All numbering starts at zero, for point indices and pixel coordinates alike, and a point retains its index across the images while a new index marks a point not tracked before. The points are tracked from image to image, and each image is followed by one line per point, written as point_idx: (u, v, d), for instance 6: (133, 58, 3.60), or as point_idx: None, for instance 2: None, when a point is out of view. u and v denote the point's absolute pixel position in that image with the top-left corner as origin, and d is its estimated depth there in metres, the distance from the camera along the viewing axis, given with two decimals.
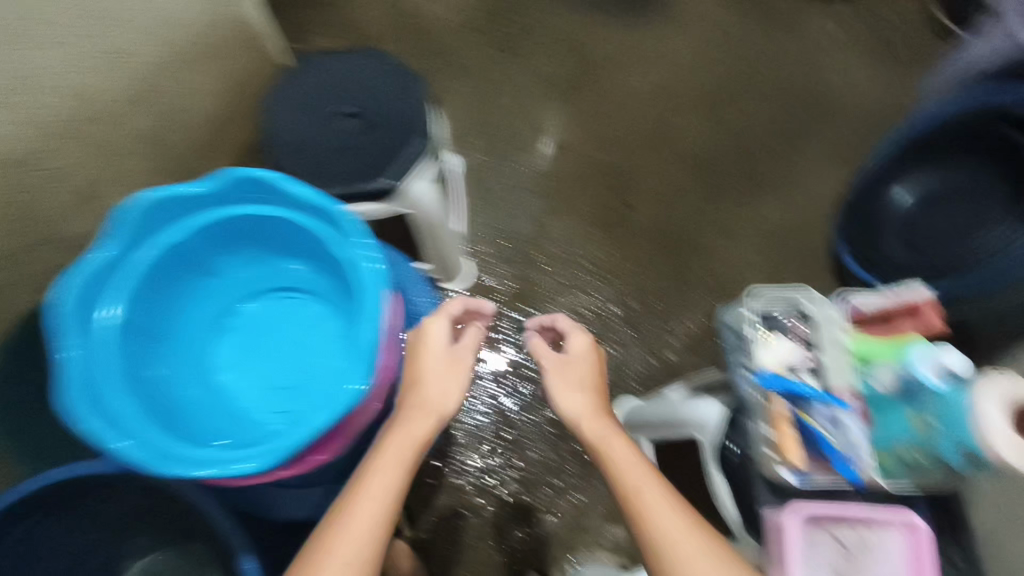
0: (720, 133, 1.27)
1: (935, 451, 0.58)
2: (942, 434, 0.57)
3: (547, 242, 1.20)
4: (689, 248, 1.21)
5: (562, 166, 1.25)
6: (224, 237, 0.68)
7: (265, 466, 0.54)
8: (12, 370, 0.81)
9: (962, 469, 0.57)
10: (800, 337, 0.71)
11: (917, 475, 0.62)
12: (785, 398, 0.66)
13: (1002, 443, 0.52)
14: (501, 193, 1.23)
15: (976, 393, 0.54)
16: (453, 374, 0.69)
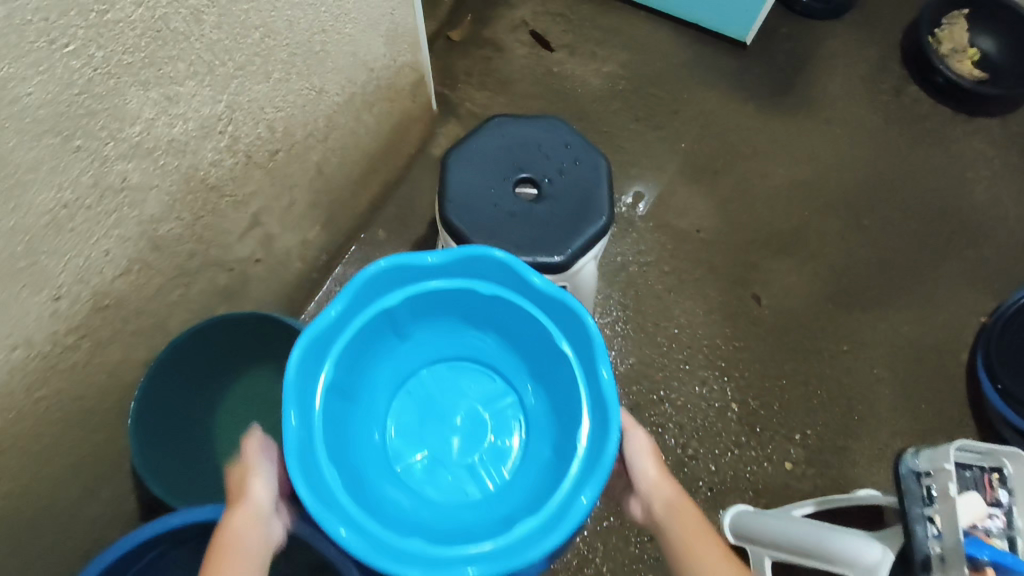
0: (859, 241, 1.24)
1: None
2: None
3: (669, 323, 1.17)
4: (817, 353, 1.16)
5: (694, 251, 1.22)
6: (429, 307, 0.71)
7: (491, 573, 0.56)
8: (159, 387, 0.81)
9: None
10: (991, 494, 0.68)
11: None
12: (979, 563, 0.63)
13: None
14: (628, 266, 1.20)
15: None
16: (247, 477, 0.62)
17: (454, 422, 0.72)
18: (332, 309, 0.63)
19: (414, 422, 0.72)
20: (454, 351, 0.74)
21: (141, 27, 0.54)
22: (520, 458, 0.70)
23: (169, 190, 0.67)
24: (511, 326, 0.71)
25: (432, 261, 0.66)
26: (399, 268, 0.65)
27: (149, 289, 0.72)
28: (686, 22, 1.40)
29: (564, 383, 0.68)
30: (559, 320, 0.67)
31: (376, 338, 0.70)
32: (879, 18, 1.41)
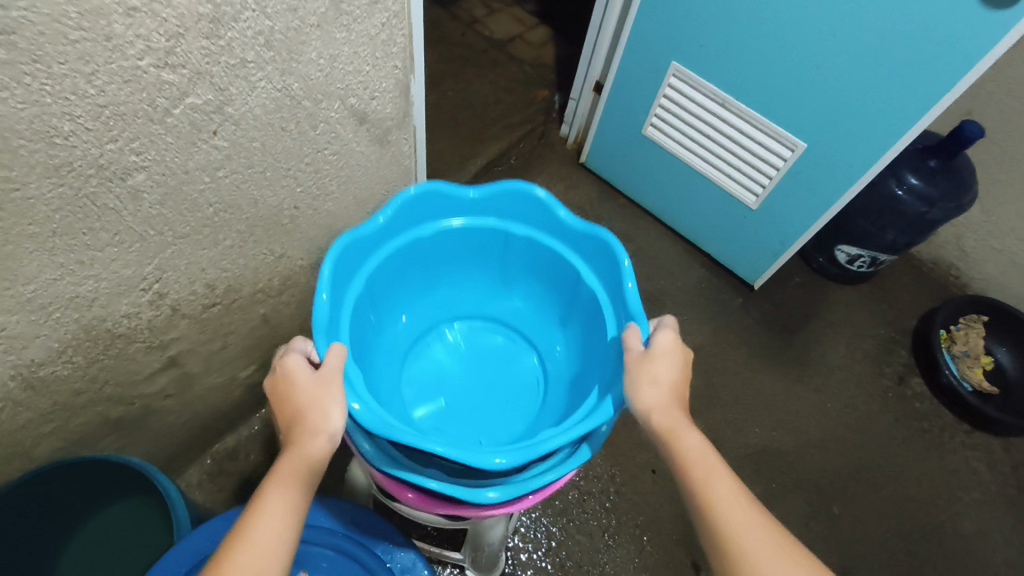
0: (823, 533, 1.12)
1: None
2: None
3: (594, 569, 1.03)
4: None
5: (642, 494, 1.09)
6: (456, 251, 0.84)
7: (518, 457, 0.55)
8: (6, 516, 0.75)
9: None
10: None
11: None
12: None
13: None
14: (571, 493, 1.08)
15: None
16: (323, 399, 0.56)
17: (478, 370, 0.84)
18: (378, 218, 0.73)
19: (451, 364, 0.84)
20: (485, 306, 0.88)
21: (58, 204, 0.52)
22: (563, 345, 0.83)
23: (62, 338, 0.63)
24: (536, 280, 0.85)
25: (473, 194, 0.78)
26: (442, 191, 0.76)
27: (16, 421, 0.68)
28: (698, 247, 1.38)
29: (583, 307, 0.79)
30: (583, 244, 0.77)
31: (399, 278, 0.82)
32: (895, 296, 1.37)
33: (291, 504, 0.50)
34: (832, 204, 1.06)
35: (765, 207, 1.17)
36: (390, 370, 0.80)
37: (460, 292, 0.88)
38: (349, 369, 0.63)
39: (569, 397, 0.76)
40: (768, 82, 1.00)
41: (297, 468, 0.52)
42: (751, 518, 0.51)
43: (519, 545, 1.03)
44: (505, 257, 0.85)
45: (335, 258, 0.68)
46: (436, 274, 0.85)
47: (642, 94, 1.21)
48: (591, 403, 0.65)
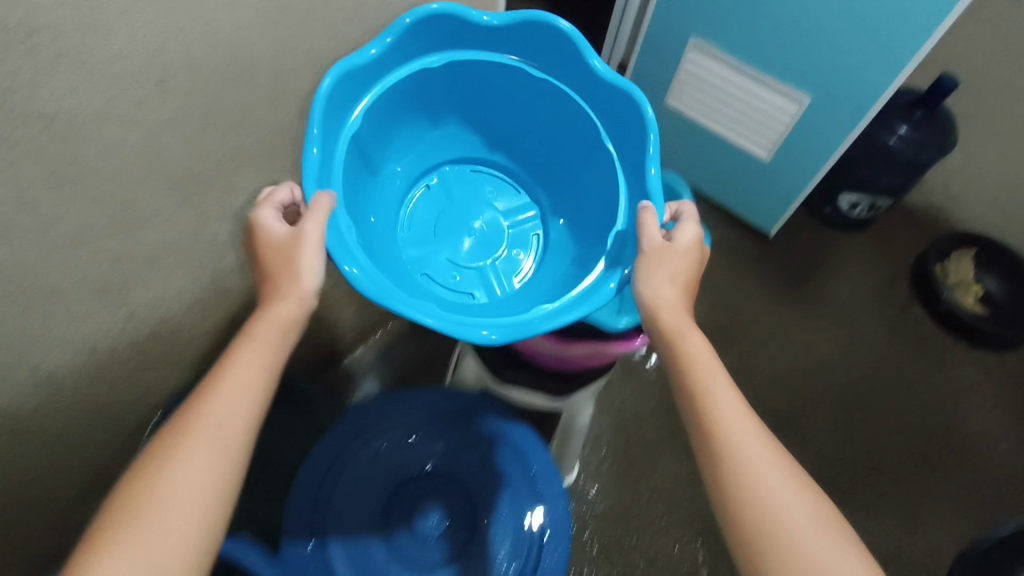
0: (846, 439, 1.29)
1: None
2: None
3: (652, 473, 1.22)
4: None
5: None
6: (447, 86, 0.78)
7: (509, 336, 0.62)
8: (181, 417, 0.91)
9: None
10: None
11: None
12: None
13: None
14: (626, 412, 1.27)
15: None
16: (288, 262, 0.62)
17: (473, 223, 0.84)
18: (369, 50, 0.68)
19: (446, 216, 0.84)
20: (484, 152, 0.86)
21: (269, 130, 0.70)
22: (562, 207, 0.84)
23: (245, 251, 0.80)
24: (537, 132, 0.82)
25: (490, 20, 0.71)
26: (459, 17, 0.71)
27: (201, 326, 0.85)
28: (717, 203, 1.56)
29: (588, 166, 0.80)
30: (599, 105, 0.75)
31: (396, 109, 0.77)
32: (894, 238, 1.55)
33: (259, 362, 0.59)
34: (836, 149, 1.24)
35: (777, 158, 1.34)
36: (386, 211, 0.79)
37: (456, 130, 0.84)
38: (345, 231, 0.64)
39: (568, 262, 0.79)
40: (780, 47, 1.15)
41: (263, 331, 0.61)
42: (736, 419, 0.60)
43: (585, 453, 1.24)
44: (507, 104, 0.81)
45: (334, 83, 0.65)
46: (435, 107, 0.81)
47: (663, 66, 1.36)
48: (595, 278, 0.71)
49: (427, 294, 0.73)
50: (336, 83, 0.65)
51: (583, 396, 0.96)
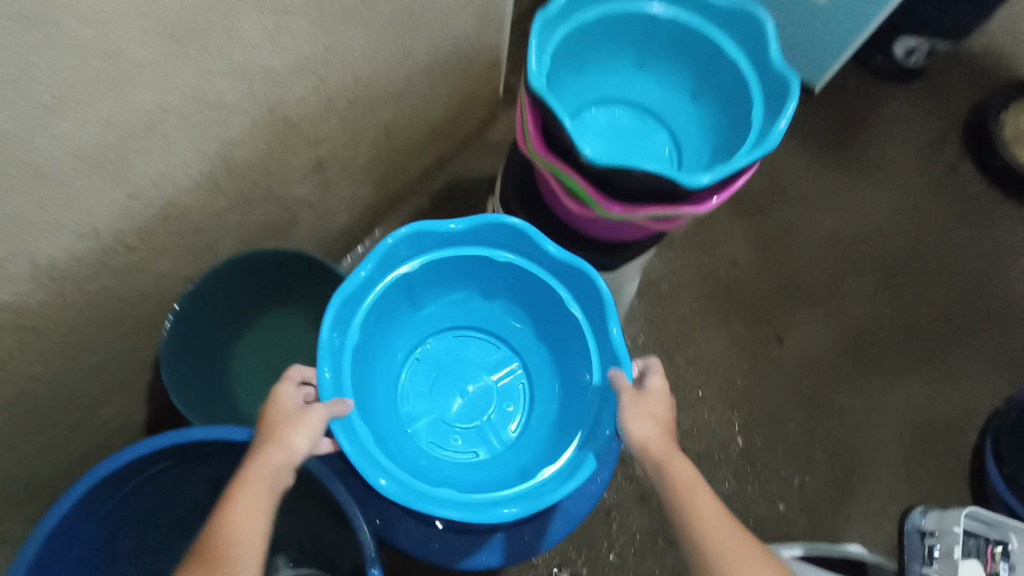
0: (888, 304, 1.25)
1: None
2: None
3: (690, 348, 1.18)
4: (828, 404, 1.17)
5: (724, 283, 1.23)
6: (448, 272, 0.80)
7: (523, 511, 0.62)
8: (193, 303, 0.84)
9: None
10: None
11: None
12: None
13: None
14: (662, 287, 1.22)
15: None
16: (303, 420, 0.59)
17: (466, 387, 0.84)
18: (361, 271, 0.71)
19: (430, 391, 0.83)
20: (467, 318, 0.86)
21: None
22: (542, 379, 0.83)
23: (253, 116, 0.69)
24: (519, 293, 0.82)
25: (456, 227, 0.74)
26: (425, 230, 0.73)
27: (210, 210, 0.75)
28: None
29: (564, 346, 0.81)
30: (568, 282, 0.76)
31: (395, 298, 0.78)
32: (947, 90, 1.42)
33: (249, 511, 0.53)
34: None
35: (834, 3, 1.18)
36: (386, 394, 0.80)
37: (440, 305, 0.84)
38: (366, 439, 0.66)
39: (539, 452, 0.76)
40: None
41: (244, 485, 0.54)
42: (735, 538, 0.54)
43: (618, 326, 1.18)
44: (481, 279, 0.82)
45: (336, 312, 0.68)
46: (422, 292, 0.81)
47: None
48: (576, 448, 0.70)
49: (446, 473, 0.73)
50: (339, 306, 0.68)
51: (633, 266, 0.86)
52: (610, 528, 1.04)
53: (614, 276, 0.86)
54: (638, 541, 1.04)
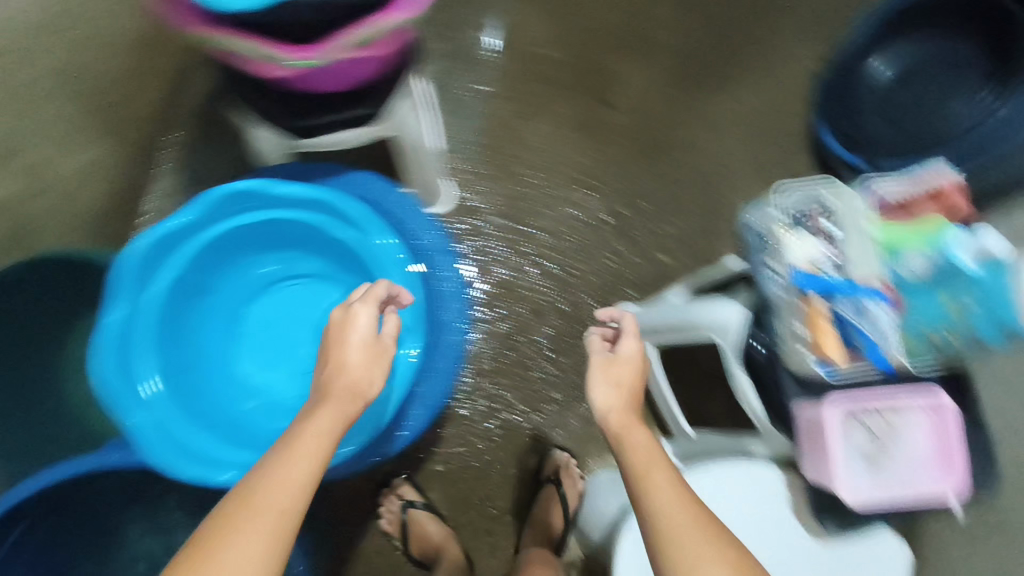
0: (692, 18, 1.20)
1: (970, 334, 0.63)
2: (975, 315, 0.62)
3: (523, 150, 1.13)
4: (669, 142, 1.16)
5: (530, 69, 1.15)
6: (215, 257, 0.82)
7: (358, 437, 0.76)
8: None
9: (992, 343, 0.63)
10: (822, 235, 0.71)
11: (939, 354, 0.65)
12: (819, 291, 0.67)
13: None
14: (470, 102, 1.14)
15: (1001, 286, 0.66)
16: (378, 363, 0.66)
17: (294, 336, 0.91)
18: (114, 313, 0.72)
19: (264, 354, 0.90)
20: (261, 279, 0.91)
21: None
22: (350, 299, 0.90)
23: None
24: (287, 240, 0.86)
25: (184, 221, 0.75)
26: (154, 240, 0.73)
27: None
28: None
29: (358, 265, 0.86)
30: (317, 215, 0.79)
31: (179, 302, 0.80)
32: None
33: (331, 440, 0.57)
34: None
35: None
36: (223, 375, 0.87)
37: (229, 281, 0.88)
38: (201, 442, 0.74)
39: None
40: None
41: (332, 410, 0.59)
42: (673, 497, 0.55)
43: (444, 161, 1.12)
44: (251, 244, 0.85)
45: (106, 354, 0.72)
46: (204, 284, 0.84)
47: None
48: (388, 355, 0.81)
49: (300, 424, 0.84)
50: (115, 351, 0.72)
51: (404, 108, 0.79)
52: (518, 355, 1.08)
53: (394, 125, 0.79)
54: (548, 351, 1.09)
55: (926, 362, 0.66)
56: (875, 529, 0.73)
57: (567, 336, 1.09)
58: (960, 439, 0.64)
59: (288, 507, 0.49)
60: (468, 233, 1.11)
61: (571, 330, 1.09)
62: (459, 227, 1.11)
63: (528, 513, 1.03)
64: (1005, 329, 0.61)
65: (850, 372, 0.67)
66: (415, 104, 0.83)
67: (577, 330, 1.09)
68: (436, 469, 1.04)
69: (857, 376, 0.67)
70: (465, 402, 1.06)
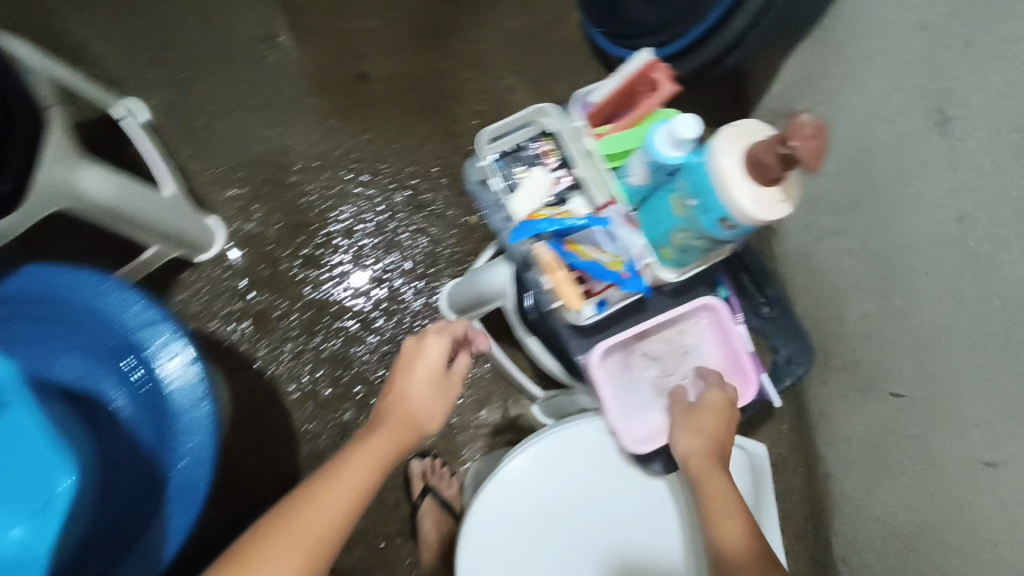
0: None
1: (699, 231, 0.53)
2: (698, 211, 0.52)
3: (290, 157, 1.03)
4: (444, 97, 1.08)
5: (268, 66, 1.05)
6: None
7: None
8: None
9: (726, 238, 0.52)
10: (550, 162, 0.64)
11: (695, 258, 0.60)
12: (548, 238, 0.59)
13: (747, 194, 0.47)
14: (213, 123, 1.02)
15: (713, 156, 0.48)
16: (443, 396, 0.62)
17: None
18: None
19: None
20: None
21: None
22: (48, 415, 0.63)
23: None
24: None
25: None
26: None
27: None
28: None
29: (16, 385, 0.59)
30: None
31: None
32: None
33: (377, 479, 0.55)
34: None
35: None
36: None
37: None
38: None
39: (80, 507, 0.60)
40: None
41: (393, 435, 0.57)
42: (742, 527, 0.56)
43: (207, 192, 1.00)
44: None
45: None
46: None
47: None
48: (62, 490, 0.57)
49: None
50: None
51: (63, 168, 0.68)
52: (357, 372, 1.00)
53: (61, 192, 0.69)
54: (388, 354, 1.01)
55: (698, 270, 0.63)
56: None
57: (402, 333, 1.02)
58: (741, 341, 0.63)
59: (332, 527, 0.51)
60: (262, 264, 1.00)
61: (404, 324, 1.02)
62: (248, 262, 1.00)
63: (416, 528, 0.95)
64: (722, 223, 0.50)
65: (626, 313, 0.65)
66: (89, 160, 0.72)
67: (410, 321, 1.02)
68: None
69: (625, 302, 0.63)
70: (315, 440, 0.97)
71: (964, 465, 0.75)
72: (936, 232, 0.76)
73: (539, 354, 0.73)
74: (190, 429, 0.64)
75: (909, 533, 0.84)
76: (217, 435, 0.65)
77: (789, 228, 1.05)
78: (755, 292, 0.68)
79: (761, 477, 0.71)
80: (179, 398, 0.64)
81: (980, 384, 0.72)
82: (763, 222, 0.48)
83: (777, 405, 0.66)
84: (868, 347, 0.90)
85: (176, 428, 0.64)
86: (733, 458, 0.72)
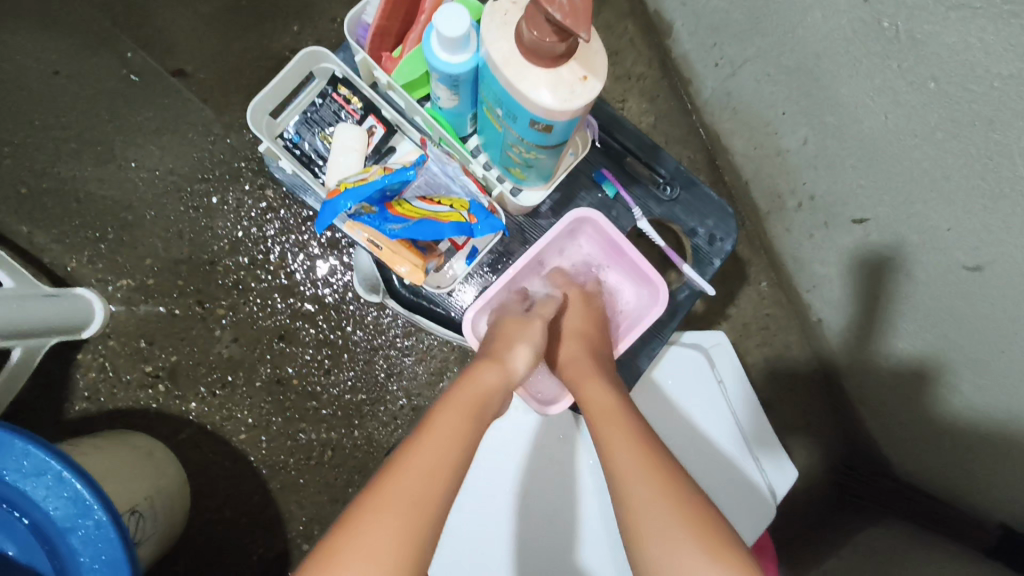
0: None
1: (523, 142, 0.46)
2: (510, 120, 0.45)
3: (140, 192, 0.92)
4: (279, 63, 0.93)
5: (72, 99, 0.91)
6: None
7: None
8: None
9: (554, 144, 0.46)
10: (353, 113, 0.59)
11: (548, 172, 0.52)
12: (368, 211, 0.50)
13: (541, 86, 0.41)
14: (43, 186, 0.91)
15: (485, 50, 0.41)
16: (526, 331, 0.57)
17: None
18: None
19: None
20: None
21: None
22: None
23: None
24: None
25: None
26: None
27: None
28: None
29: None
30: None
31: None
32: None
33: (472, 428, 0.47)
34: None
35: None
36: None
37: None
38: None
39: None
40: None
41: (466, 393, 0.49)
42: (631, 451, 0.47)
43: (69, 261, 0.90)
44: None
45: None
46: None
47: None
48: None
49: None
50: None
51: None
52: (300, 389, 0.92)
53: None
54: (326, 359, 0.92)
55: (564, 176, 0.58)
56: (674, 347, 0.73)
57: (333, 332, 0.92)
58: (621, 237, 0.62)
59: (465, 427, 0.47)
60: (156, 315, 0.91)
61: (332, 321, 0.92)
62: (142, 317, 0.91)
63: None
64: (535, 127, 0.43)
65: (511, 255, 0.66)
66: None
67: (335, 315, 0.92)
68: (304, 551, 0.90)
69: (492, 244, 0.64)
70: (284, 472, 0.90)
71: (950, 278, 0.65)
72: (848, 22, 0.62)
73: (431, 326, 0.69)
74: (91, 541, 0.56)
75: (920, 360, 0.75)
76: (123, 538, 0.57)
77: (701, 72, 0.91)
78: (649, 183, 0.66)
79: (722, 364, 0.73)
80: (64, 516, 0.56)
81: (947, 184, 0.60)
82: (575, 114, 0.42)
83: (713, 292, 0.66)
84: (817, 177, 0.78)
85: (76, 546, 0.56)
86: (692, 364, 0.73)
